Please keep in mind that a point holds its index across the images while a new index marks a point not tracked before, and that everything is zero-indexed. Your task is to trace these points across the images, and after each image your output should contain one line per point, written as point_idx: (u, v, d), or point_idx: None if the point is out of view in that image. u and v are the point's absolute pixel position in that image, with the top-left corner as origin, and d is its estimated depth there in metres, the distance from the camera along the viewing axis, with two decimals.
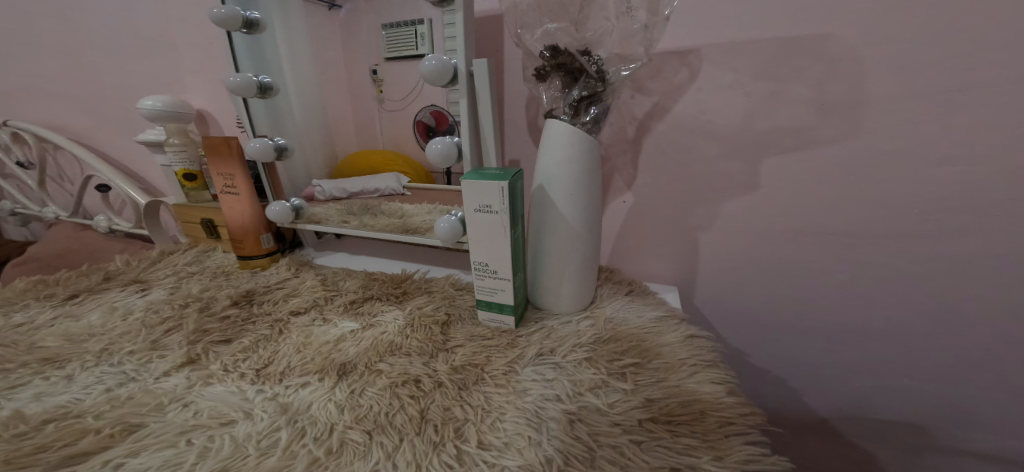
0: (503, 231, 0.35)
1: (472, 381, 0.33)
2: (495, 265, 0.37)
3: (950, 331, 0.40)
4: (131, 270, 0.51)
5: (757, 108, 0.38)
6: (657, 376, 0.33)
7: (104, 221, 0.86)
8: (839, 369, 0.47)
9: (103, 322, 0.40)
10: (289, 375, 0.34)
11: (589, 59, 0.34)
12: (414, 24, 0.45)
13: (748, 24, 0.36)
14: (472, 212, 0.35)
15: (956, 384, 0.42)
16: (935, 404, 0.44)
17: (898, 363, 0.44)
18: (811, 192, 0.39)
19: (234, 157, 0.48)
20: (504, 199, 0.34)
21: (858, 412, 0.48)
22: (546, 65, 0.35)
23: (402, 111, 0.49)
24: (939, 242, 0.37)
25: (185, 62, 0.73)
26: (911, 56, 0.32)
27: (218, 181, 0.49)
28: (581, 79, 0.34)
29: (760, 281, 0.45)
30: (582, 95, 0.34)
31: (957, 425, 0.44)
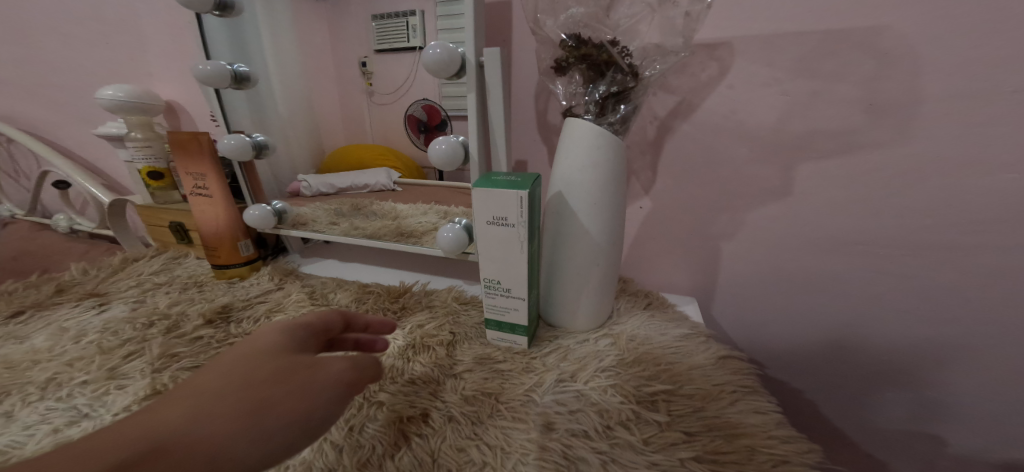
0: (519, 246, 0.31)
1: (487, 414, 0.29)
2: (508, 283, 0.33)
3: (986, 349, 0.38)
4: (89, 281, 0.45)
5: (796, 108, 0.35)
6: (694, 405, 0.30)
7: (65, 220, 0.80)
8: (865, 387, 0.45)
9: (49, 346, 0.35)
10: None
11: (619, 50, 0.30)
12: (406, 14, 0.40)
13: (791, 16, 0.33)
14: (483, 225, 0.31)
15: (984, 400, 0.41)
16: (965, 423, 0.42)
17: (924, 376, 0.42)
18: (850, 200, 0.37)
19: (205, 154, 0.43)
20: (522, 210, 0.29)
21: (878, 427, 0.46)
22: (568, 56, 0.31)
23: (392, 106, 0.45)
24: (982, 256, 0.35)
25: (153, 47, 0.67)
26: (970, 54, 0.30)
27: (188, 181, 0.44)
28: (609, 73, 0.30)
29: (785, 294, 0.43)
30: (610, 91, 0.30)
31: (986, 445, 0.43)
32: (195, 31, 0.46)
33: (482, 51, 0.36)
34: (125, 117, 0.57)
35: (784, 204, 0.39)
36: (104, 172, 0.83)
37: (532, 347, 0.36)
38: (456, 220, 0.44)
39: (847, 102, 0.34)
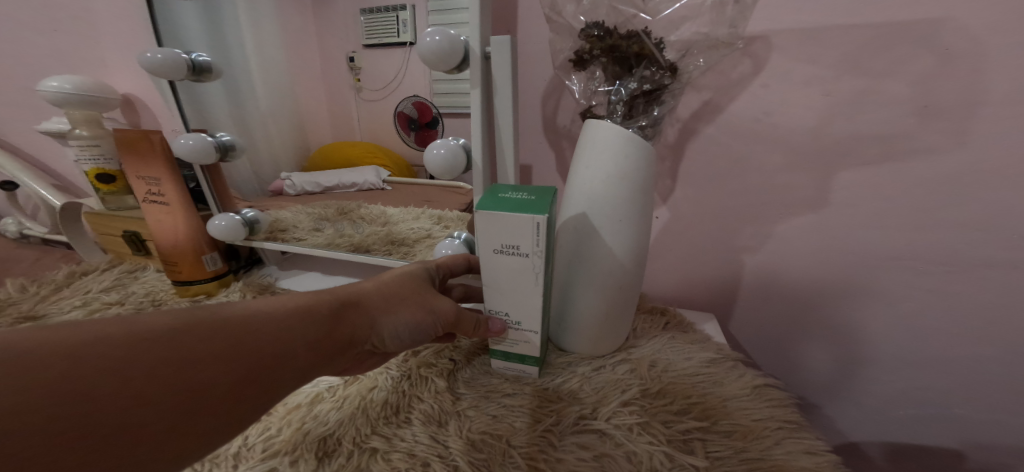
0: (534, 276, 0.27)
1: (498, 462, 0.25)
2: (517, 316, 0.29)
3: (1000, 356, 0.40)
4: (27, 302, 0.39)
5: (838, 111, 0.37)
6: (733, 446, 0.27)
7: (14, 224, 0.72)
8: (875, 399, 0.46)
9: None
10: (248, 460, 0.26)
11: (653, 43, 0.27)
12: (396, 9, 0.36)
13: (844, 15, 0.34)
14: (490, 253, 0.27)
15: (985, 393, 0.42)
16: (973, 430, 0.44)
17: (928, 374, 0.43)
18: (889, 206, 0.38)
19: (157, 157, 0.38)
20: (538, 239, 0.25)
21: (884, 427, 0.48)
22: (592, 47, 0.29)
23: (380, 104, 0.40)
24: (997, 269, 0.37)
25: (107, 34, 0.60)
26: (1016, 60, 0.32)
27: (139, 188, 0.39)
28: (639, 69, 0.28)
29: (801, 306, 0.45)
30: (642, 89, 0.28)
31: (995, 452, 0.44)
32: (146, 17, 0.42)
33: (488, 40, 0.31)
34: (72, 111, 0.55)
35: (813, 211, 0.41)
36: (56, 172, 0.76)
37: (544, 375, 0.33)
38: (454, 233, 0.40)
39: (900, 101, 0.35)
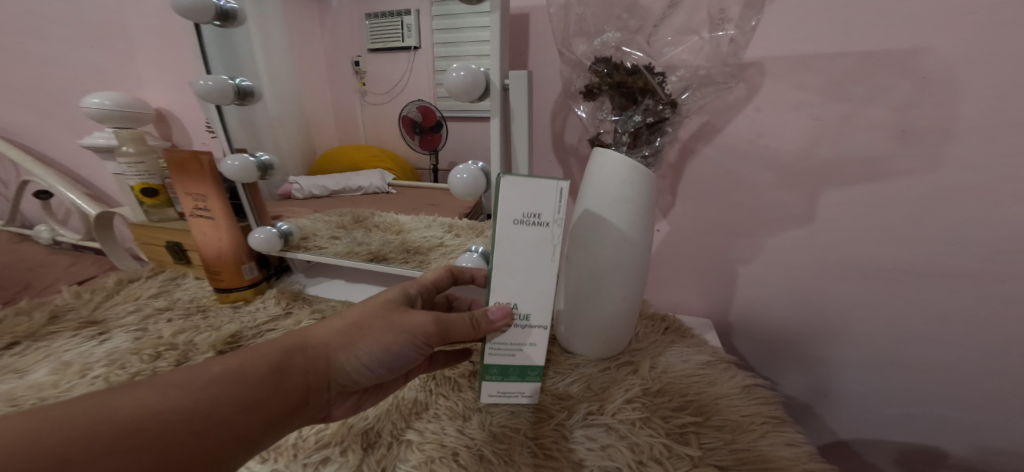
0: (551, 249, 0.27)
1: (517, 452, 0.29)
2: (525, 308, 0.29)
3: (973, 357, 0.44)
4: (83, 306, 0.43)
5: (824, 135, 0.41)
6: (725, 438, 0.30)
7: (46, 230, 0.76)
8: (861, 400, 0.50)
9: (55, 380, 0.33)
10: (304, 451, 0.29)
11: (652, 74, 0.31)
12: (400, 14, 0.40)
13: (828, 50, 0.39)
14: (509, 225, 0.27)
15: (959, 391, 0.46)
16: (950, 427, 0.48)
17: (908, 374, 0.47)
18: (872, 220, 0.42)
19: (205, 176, 0.42)
20: (562, 205, 0.26)
21: (870, 425, 0.51)
22: (601, 83, 0.32)
23: (386, 106, 0.44)
24: (968, 278, 0.41)
25: (150, 55, 0.65)
26: (976, 94, 0.36)
27: (188, 202, 0.43)
28: (643, 103, 0.31)
29: (793, 313, 0.49)
30: (645, 121, 0.31)
31: (971, 448, 0.48)
32: (192, 40, 0.44)
33: (507, 73, 0.35)
34: (110, 125, 0.60)
35: (802, 225, 0.45)
36: (89, 182, 0.80)
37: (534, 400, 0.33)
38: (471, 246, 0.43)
39: (879, 128, 0.40)
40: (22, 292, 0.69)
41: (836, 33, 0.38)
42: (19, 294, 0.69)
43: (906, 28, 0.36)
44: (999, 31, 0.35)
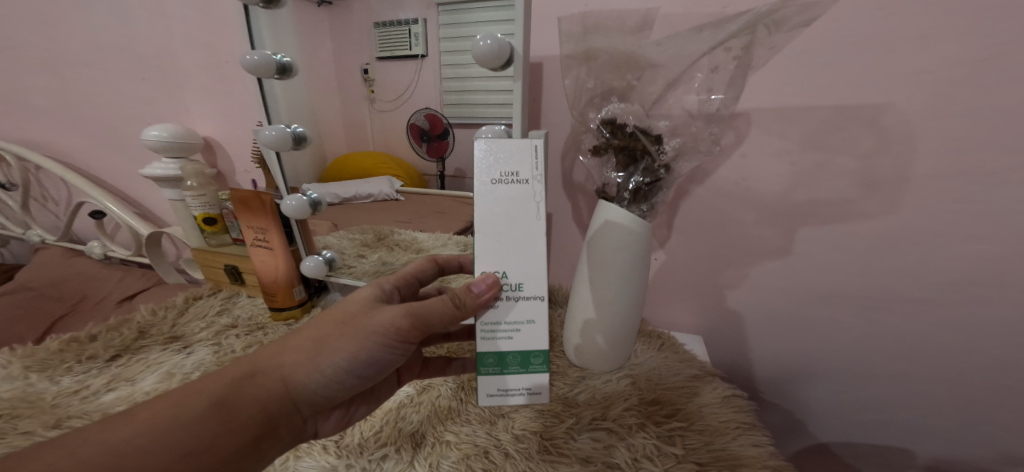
0: (535, 205, 0.31)
1: (536, 450, 0.36)
2: (518, 276, 0.32)
3: (924, 369, 0.52)
4: (163, 323, 0.51)
5: (799, 183, 0.49)
6: (705, 439, 0.38)
7: (98, 248, 0.85)
8: (828, 400, 0.59)
9: (163, 388, 0.41)
10: (368, 448, 0.38)
11: (652, 141, 0.38)
12: (408, 23, 0.46)
13: (802, 113, 0.46)
14: (488, 187, 0.31)
15: (911, 395, 0.54)
16: (903, 424, 0.57)
17: (869, 382, 0.55)
18: (839, 254, 0.50)
19: (266, 213, 0.50)
20: (536, 161, 0.31)
21: (836, 422, 0.60)
22: (607, 145, 0.39)
23: (394, 112, 0.50)
24: (919, 304, 0.49)
25: (204, 90, 0.74)
26: (924, 154, 0.44)
27: (250, 234, 0.52)
28: (642, 164, 0.38)
29: (772, 330, 0.57)
30: (644, 181, 0.38)
31: (921, 442, 0.57)
32: (257, 94, 0.50)
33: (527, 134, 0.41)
34: (166, 153, 0.67)
35: (781, 257, 0.52)
36: (137, 201, 0.89)
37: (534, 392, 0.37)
38: None
39: (846, 178, 0.47)
40: (84, 303, 0.77)
41: (808, 99, 0.46)
42: (81, 305, 0.77)
43: (871, 95, 0.44)
44: (946, 102, 0.42)
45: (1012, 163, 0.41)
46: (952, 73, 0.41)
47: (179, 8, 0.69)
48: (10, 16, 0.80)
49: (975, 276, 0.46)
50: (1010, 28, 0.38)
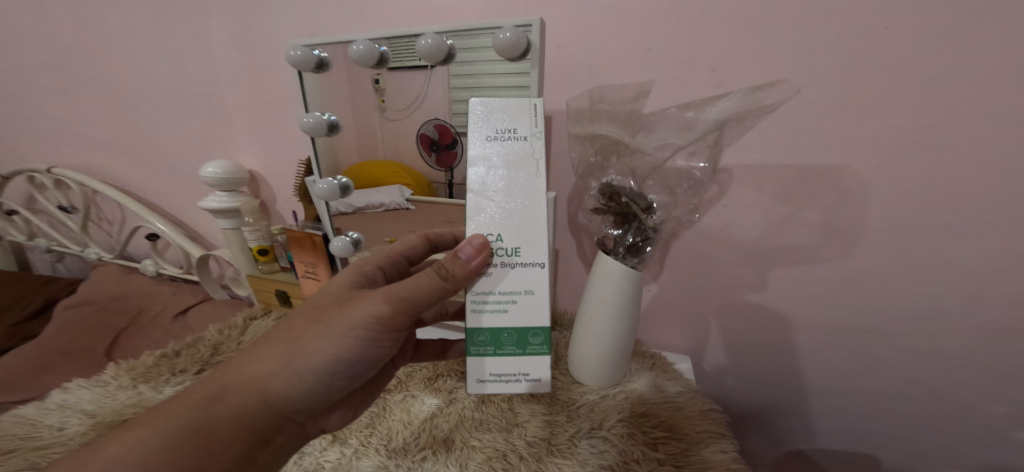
0: (533, 155, 0.36)
1: (545, 454, 0.46)
2: (516, 237, 0.37)
3: (874, 386, 0.63)
4: (231, 341, 0.63)
5: (771, 231, 0.58)
6: (683, 446, 0.47)
7: (153, 266, 0.96)
8: (798, 411, 0.69)
9: None
10: (411, 450, 0.48)
11: (643, 209, 0.46)
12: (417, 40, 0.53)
13: (772, 173, 0.55)
14: (484, 141, 0.37)
15: (866, 408, 0.65)
16: (861, 432, 0.67)
17: (831, 395, 0.66)
18: (805, 290, 0.59)
19: (314, 250, 0.67)
20: (534, 116, 0.37)
21: (806, 429, 0.70)
22: (607, 208, 0.48)
23: (404, 121, 0.58)
24: (871, 333, 0.59)
25: (247, 129, 0.83)
26: (876, 212, 0.52)
27: (302, 268, 0.68)
28: (635, 226, 0.47)
29: (749, 350, 0.67)
30: (636, 239, 0.47)
31: (876, 445, 0.67)
32: (313, 151, 0.62)
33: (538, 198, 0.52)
34: (219, 188, 0.75)
35: (756, 291, 0.62)
36: (185, 223, 0.99)
37: (532, 375, 0.40)
38: None
39: (811, 229, 0.56)
40: (142, 317, 0.88)
41: (777, 163, 0.54)
42: (138, 319, 0.88)
43: (832, 164, 0.52)
44: (894, 172, 0.50)
45: (947, 223, 0.50)
46: (899, 150, 0.49)
47: (231, 59, 0.78)
48: (71, 62, 0.90)
49: (915, 312, 0.56)
50: (945, 117, 0.47)
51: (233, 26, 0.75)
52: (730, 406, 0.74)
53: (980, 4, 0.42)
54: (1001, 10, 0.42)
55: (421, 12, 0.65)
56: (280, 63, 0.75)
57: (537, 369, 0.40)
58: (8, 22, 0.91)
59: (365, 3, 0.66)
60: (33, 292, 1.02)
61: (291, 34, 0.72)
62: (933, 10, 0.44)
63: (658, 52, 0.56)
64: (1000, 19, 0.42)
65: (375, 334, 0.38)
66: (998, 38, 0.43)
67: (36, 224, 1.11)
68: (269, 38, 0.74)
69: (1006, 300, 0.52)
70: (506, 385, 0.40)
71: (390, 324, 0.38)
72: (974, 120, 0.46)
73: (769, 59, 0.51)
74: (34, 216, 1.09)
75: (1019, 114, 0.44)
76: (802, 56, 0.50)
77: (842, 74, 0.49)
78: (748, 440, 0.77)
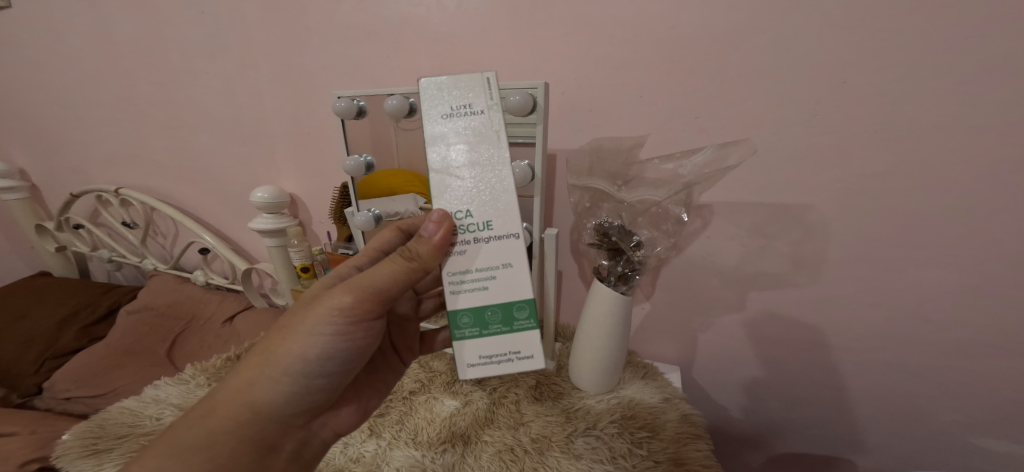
0: (493, 127, 0.38)
1: (545, 448, 0.55)
2: (486, 213, 0.38)
3: (848, 399, 0.70)
4: None
5: (747, 261, 0.66)
6: (664, 444, 0.55)
7: (203, 276, 1.08)
8: (781, 420, 0.77)
9: None
10: (434, 443, 0.57)
11: (629, 246, 0.56)
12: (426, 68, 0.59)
13: (747, 211, 0.63)
14: (440, 119, 0.38)
15: (843, 419, 0.72)
16: (841, 440, 0.74)
17: (810, 406, 0.73)
18: (780, 311, 0.68)
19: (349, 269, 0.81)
20: (490, 89, 0.38)
21: (789, 436, 0.78)
22: (602, 242, 0.58)
23: (418, 130, 0.61)
24: (839, 351, 0.67)
25: (285, 157, 0.94)
26: (837, 246, 0.61)
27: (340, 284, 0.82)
28: (624, 260, 0.58)
29: (734, 363, 0.75)
30: (624, 270, 0.58)
31: (854, 453, 0.74)
32: (352, 188, 0.71)
33: (543, 231, 0.62)
34: (266, 210, 0.85)
35: (736, 311, 0.71)
36: (232, 238, 1.12)
37: (524, 352, 0.40)
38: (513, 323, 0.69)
39: (781, 259, 0.64)
40: (194, 322, 1.00)
41: (751, 202, 0.63)
42: (191, 324, 1.00)
43: (800, 204, 0.60)
44: (854, 211, 0.58)
45: (899, 256, 0.58)
46: (857, 193, 0.57)
47: (270, 98, 0.88)
48: (134, 99, 1.03)
49: (878, 333, 0.64)
50: (894, 168, 0.54)
51: (275, 67, 0.84)
52: (720, 414, 0.82)
53: (920, 75, 0.50)
54: (938, 81, 0.49)
55: (442, 58, 0.72)
56: (317, 100, 0.84)
57: (528, 347, 0.40)
58: (82, 61, 1.04)
59: (393, 49, 0.75)
60: (101, 299, 1.16)
61: (327, 75, 0.81)
62: (880, 79, 0.51)
63: (650, 100, 0.63)
64: (937, 88, 0.50)
65: (340, 329, 0.43)
66: (936, 104, 0.50)
67: (100, 237, 1.27)
68: (307, 78, 0.83)
69: (953, 323, 0.59)
70: (499, 366, 0.40)
71: (355, 314, 0.42)
72: (919, 170, 0.53)
73: (748, 110, 0.58)
74: (98, 230, 1.24)
75: (955, 167, 0.52)
76: (772, 111, 0.57)
77: (808, 127, 0.56)
78: (740, 448, 0.84)
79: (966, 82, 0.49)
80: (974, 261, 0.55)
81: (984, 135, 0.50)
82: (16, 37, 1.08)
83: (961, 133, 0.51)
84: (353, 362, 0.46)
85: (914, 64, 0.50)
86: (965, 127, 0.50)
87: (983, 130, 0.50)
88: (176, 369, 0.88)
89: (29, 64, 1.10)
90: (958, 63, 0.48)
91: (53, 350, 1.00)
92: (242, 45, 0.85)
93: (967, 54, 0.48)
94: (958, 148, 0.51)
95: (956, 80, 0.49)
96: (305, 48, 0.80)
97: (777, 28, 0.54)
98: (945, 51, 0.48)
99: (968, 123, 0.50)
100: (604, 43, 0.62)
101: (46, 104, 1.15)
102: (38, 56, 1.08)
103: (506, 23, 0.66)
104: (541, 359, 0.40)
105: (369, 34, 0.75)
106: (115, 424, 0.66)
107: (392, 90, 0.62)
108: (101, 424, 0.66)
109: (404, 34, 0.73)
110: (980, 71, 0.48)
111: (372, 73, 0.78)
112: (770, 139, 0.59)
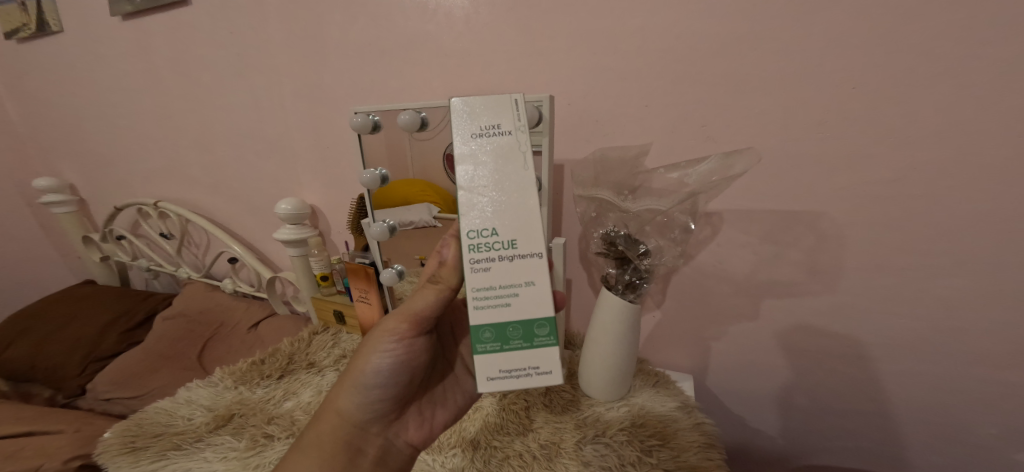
0: (519, 147, 0.40)
1: (554, 454, 0.55)
2: (513, 234, 0.39)
3: (873, 412, 0.68)
4: (299, 352, 0.83)
5: (758, 269, 0.66)
6: (675, 453, 0.55)
7: (231, 284, 1.14)
8: (803, 433, 0.75)
9: (315, 399, 0.70)
10: (444, 448, 0.59)
11: (636, 254, 0.57)
12: None
13: (757, 218, 0.63)
14: (470, 139, 0.40)
15: (868, 433, 0.69)
16: (867, 455, 0.71)
17: (833, 419, 0.71)
18: (795, 319, 0.67)
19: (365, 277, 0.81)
20: (517, 113, 0.41)
21: (811, 449, 0.76)
22: (607, 251, 0.59)
23: (427, 143, 0.64)
24: (860, 361, 0.65)
25: (306, 170, 0.99)
26: (854, 253, 0.59)
27: (357, 293, 0.83)
28: (631, 269, 0.58)
29: (751, 373, 0.74)
30: (632, 278, 0.58)
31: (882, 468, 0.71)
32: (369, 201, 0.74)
33: (553, 239, 0.64)
34: (290, 220, 0.89)
35: (750, 319, 0.70)
36: (258, 247, 1.17)
37: (543, 368, 0.40)
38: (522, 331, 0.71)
39: (795, 267, 0.64)
40: (222, 328, 1.05)
41: (761, 210, 0.63)
42: (220, 330, 1.05)
43: (812, 211, 0.60)
44: (869, 219, 0.57)
45: (919, 263, 0.57)
46: (871, 200, 0.56)
47: (293, 114, 0.93)
48: (170, 118, 1.11)
49: (901, 343, 0.62)
50: (910, 173, 0.53)
51: (298, 85, 0.89)
52: (739, 425, 0.80)
53: (935, 79, 0.49)
54: (951, 86, 0.49)
55: (452, 72, 0.75)
56: (337, 115, 0.88)
57: (547, 363, 0.40)
58: (124, 84, 1.13)
59: (407, 66, 0.78)
60: (139, 305, 1.23)
61: (346, 93, 0.85)
62: (889, 84, 0.51)
63: (655, 108, 0.63)
64: (949, 93, 0.49)
65: (398, 343, 0.49)
66: (951, 108, 0.49)
67: (141, 247, 1.36)
68: (326, 95, 0.88)
69: (980, 333, 0.57)
70: (516, 381, 0.40)
71: (405, 333, 0.49)
72: (936, 175, 0.52)
73: (755, 117, 0.59)
74: (138, 241, 1.32)
75: (975, 172, 0.51)
76: (780, 119, 0.57)
77: (817, 132, 0.56)
78: (760, 462, 0.82)
79: (983, 87, 0.47)
80: (997, 269, 0.53)
81: (1003, 139, 0.48)
82: (66, 63, 1.17)
83: (980, 138, 0.49)
84: (412, 371, 0.51)
85: (924, 69, 0.49)
86: (982, 131, 0.49)
87: (1006, 133, 0.48)
88: (207, 373, 0.93)
89: (79, 88, 1.20)
90: (974, 65, 0.47)
91: (96, 353, 1.07)
92: (267, 65, 0.91)
93: (981, 58, 0.47)
94: (978, 153, 0.50)
95: (971, 84, 0.48)
96: (323, 68, 0.85)
97: (784, 35, 0.54)
98: (959, 54, 0.47)
99: (989, 127, 0.48)
100: (608, 54, 0.64)
101: (94, 123, 1.24)
102: (86, 80, 1.17)
103: (514, 39, 0.69)
104: (559, 375, 0.39)
105: (384, 51, 0.79)
106: (151, 422, 0.71)
107: (405, 106, 0.65)
108: (139, 424, 0.71)
109: (415, 52, 0.77)
110: (996, 74, 0.47)
111: (387, 88, 0.81)
112: (779, 145, 0.59)
